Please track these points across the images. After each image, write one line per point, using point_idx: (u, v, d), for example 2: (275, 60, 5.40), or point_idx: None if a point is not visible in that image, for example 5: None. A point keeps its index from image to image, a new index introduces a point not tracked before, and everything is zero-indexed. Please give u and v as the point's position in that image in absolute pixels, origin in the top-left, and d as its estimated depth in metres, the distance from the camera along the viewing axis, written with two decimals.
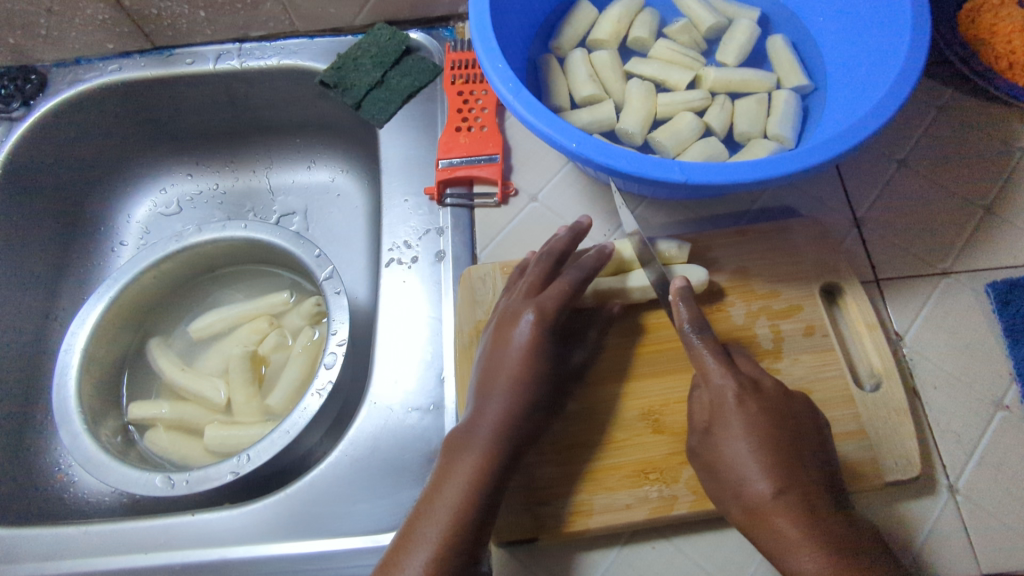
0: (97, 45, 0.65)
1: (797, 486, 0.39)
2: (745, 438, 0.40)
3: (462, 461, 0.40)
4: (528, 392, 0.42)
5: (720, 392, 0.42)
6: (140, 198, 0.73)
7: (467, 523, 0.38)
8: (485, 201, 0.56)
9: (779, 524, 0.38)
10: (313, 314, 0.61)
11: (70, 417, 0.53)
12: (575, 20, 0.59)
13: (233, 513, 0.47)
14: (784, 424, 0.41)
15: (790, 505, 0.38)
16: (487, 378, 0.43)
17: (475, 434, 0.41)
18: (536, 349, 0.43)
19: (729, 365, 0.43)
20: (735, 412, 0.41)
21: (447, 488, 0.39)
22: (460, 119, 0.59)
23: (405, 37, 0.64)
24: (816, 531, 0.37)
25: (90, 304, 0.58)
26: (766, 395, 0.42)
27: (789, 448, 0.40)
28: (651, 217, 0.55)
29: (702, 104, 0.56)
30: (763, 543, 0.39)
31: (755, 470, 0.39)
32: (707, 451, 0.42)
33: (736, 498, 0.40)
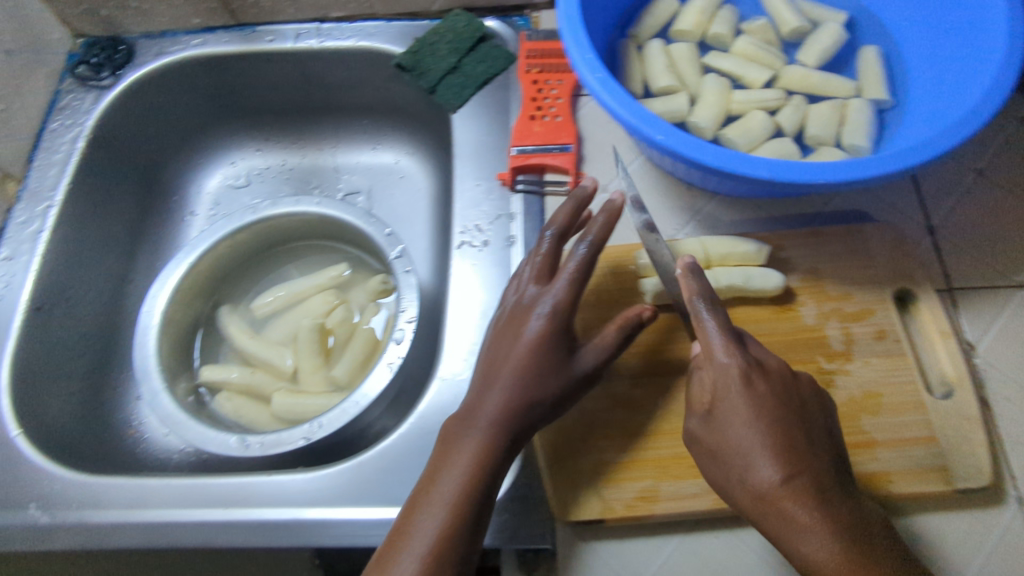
0: (183, 19, 0.67)
1: (805, 471, 0.39)
2: (750, 423, 0.40)
3: (465, 441, 0.41)
4: (540, 386, 0.42)
5: (723, 370, 0.41)
6: (212, 171, 0.76)
7: (474, 497, 0.39)
8: (556, 189, 0.57)
9: (789, 510, 0.38)
10: (378, 290, 0.63)
11: (150, 373, 0.56)
12: (656, 11, 0.59)
13: (308, 476, 0.48)
14: (787, 407, 0.40)
15: (800, 489, 0.38)
16: (489, 364, 0.44)
17: (475, 422, 0.42)
18: (543, 340, 0.43)
19: (736, 344, 0.41)
20: (742, 394, 0.40)
21: (452, 466, 0.40)
22: (534, 108, 0.60)
23: (481, 25, 0.65)
24: (826, 515, 0.37)
25: (171, 267, 0.60)
26: (771, 376, 0.41)
27: (795, 434, 0.40)
28: (721, 215, 0.56)
29: (776, 104, 0.56)
30: (770, 530, 0.38)
31: (762, 456, 0.39)
32: (710, 434, 0.41)
33: (741, 483, 0.39)
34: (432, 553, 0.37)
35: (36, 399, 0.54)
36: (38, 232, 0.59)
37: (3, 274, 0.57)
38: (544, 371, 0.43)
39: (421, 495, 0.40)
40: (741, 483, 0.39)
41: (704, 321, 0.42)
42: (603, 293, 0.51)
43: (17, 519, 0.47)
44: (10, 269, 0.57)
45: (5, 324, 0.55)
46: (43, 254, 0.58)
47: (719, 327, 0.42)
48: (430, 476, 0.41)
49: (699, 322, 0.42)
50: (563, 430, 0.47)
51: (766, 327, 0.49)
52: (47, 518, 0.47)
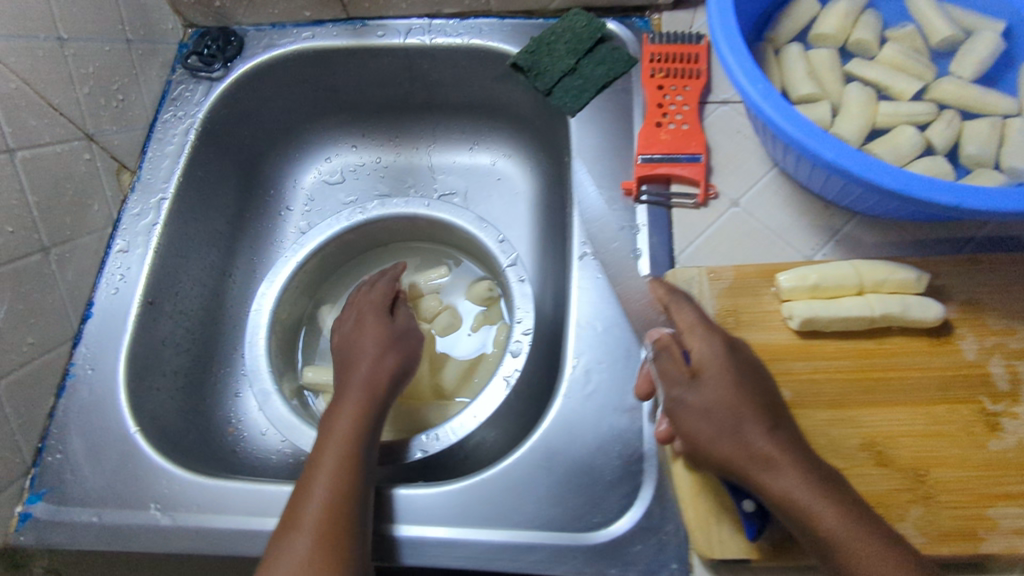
0: (294, 11, 0.65)
1: (786, 427, 0.40)
2: (732, 382, 0.41)
3: (338, 417, 0.46)
4: (379, 363, 0.50)
5: (710, 338, 0.42)
6: (308, 166, 0.74)
7: (356, 449, 0.44)
8: (683, 201, 0.54)
9: (777, 458, 0.38)
10: (485, 296, 0.61)
11: (260, 373, 0.55)
12: (795, 13, 0.56)
13: (428, 491, 0.47)
14: (760, 378, 0.42)
15: (785, 439, 0.39)
16: (345, 362, 0.51)
17: (340, 407, 0.47)
18: (377, 329, 0.52)
19: (707, 323, 0.44)
20: (729, 359, 0.42)
21: (332, 431, 0.45)
22: (659, 114, 0.57)
23: (601, 25, 0.62)
24: (807, 464, 0.38)
25: (281, 264, 0.59)
26: (742, 349, 0.43)
27: (771, 397, 0.41)
28: (863, 236, 0.52)
29: (926, 119, 0.52)
30: (761, 480, 0.38)
31: (750, 412, 0.40)
32: (698, 394, 0.41)
33: (731, 436, 0.39)
34: (332, 495, 0.41)
35: (148, 395, 0.54)
36: (151, 225, 0.58)
37: (119, 267, 0.57)
38: (383, 349, 0.51)
39: (323, 450, 0.44)
40: (731, 437, 0.39)
41: (681, 303, 0.45)
42: (744, 315, 0.48)
43: (140, 519, 0.47)
44: (125, 261, 0.57)
45: (121, 319, 0.54)
46: (157, 248, 0.58)
47: (696, 311, 0.44)
48: (322, 437, 0.45)
49: (677, 306, 0.45)
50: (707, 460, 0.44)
51: (921, 360, 0.46)
52: (168, 520, 0.46)
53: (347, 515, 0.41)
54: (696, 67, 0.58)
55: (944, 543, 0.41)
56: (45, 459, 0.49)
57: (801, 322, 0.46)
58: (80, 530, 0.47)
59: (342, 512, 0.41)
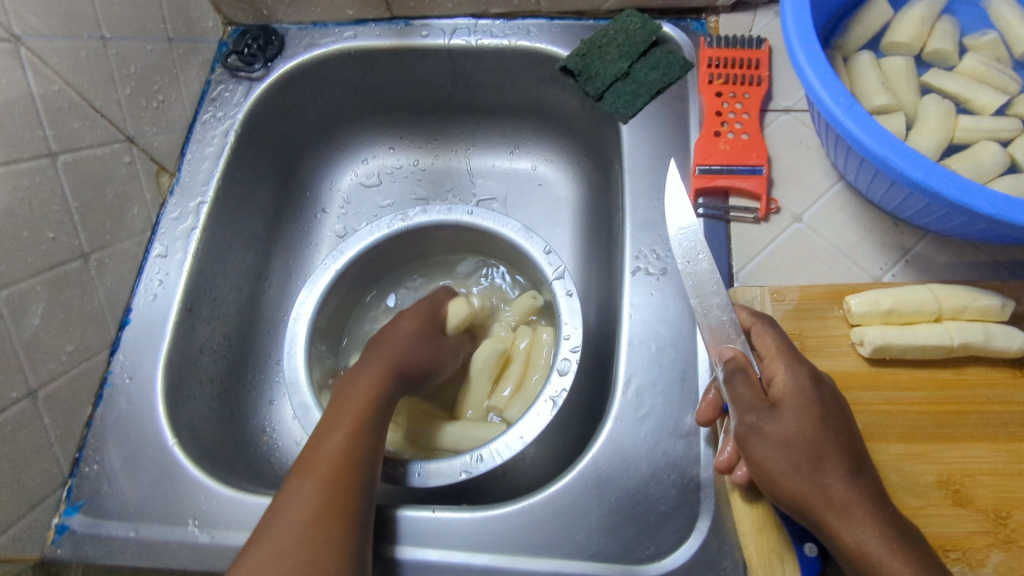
0: (337, 10, 0.64)
1: (866, 473, 0.38)
2: (815, 417, 0.38)
3: (353, 391, 0.46)
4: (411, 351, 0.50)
5: (796, 370, 0.39)
6: (346, 168, 0.73)
7: (369, 418, 0.45)
8: (742, 215, 0.52)
9: (852, 506, 0.36)
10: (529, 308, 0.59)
11: (299, 385, 0.53)
12: (867, 18, 0.53)
13: (473, 516, 0.44)
14: (845, 415, 0.39)
15: (866, 488, 0.37)
16: (379, 338, 0.52)
17: (356, 384, 0.47)
18: (417, 322, 0.52)
19: (792, 349, 0.41)
20: (815, 394, 0.39)
21: (351, 394, 0.46)
22: (718, 123, 0.55)
23: (656, 27, 0.59)
24: (881, 515, 0.36)
25: (319, 273, 0.57)
26: (827, 382, 0.40)
27: (854, 436, 0.39)
28: (934, 255, 0.49)
29: (1010, 135, 0.48)
30: (831, 523, 0.36)
31: (831, 454, 0.37)
32: (775, 424, 0.38)
33: (808, 476, 0.37)
34: (337, 461, 0.41)
35: (185, 405, 0.52)
36: (190, 230, 0.57)
37: (157, 272, 0.55)
38: (419, 339, 0.51)
39: (339, 408, 0.45)
40: (807, 478, 0.37)
41: (766, 329, 0.42)
42: (810, 340, 0.46)
43: (178, 535, 0.45)
44: (164, 267, 0.56)
45: (159, 325, 0.53)
46: (196, 253, 0.56)
47: (780, 338, 0.41)
48: (341, 396, 0.46)
49: (761, 331, 0.42)
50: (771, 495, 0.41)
51: (1004, 393, 0.43)
52: (206, 537, 0.45)
53: (350, 491, 0.41)
54: (757, 74, 0.56)
55: None
56: (82, 469, 0.48)
57: (873, 350, 0.43)
58: (117, 545, 0.46)
59: (350, 469, 0.41)
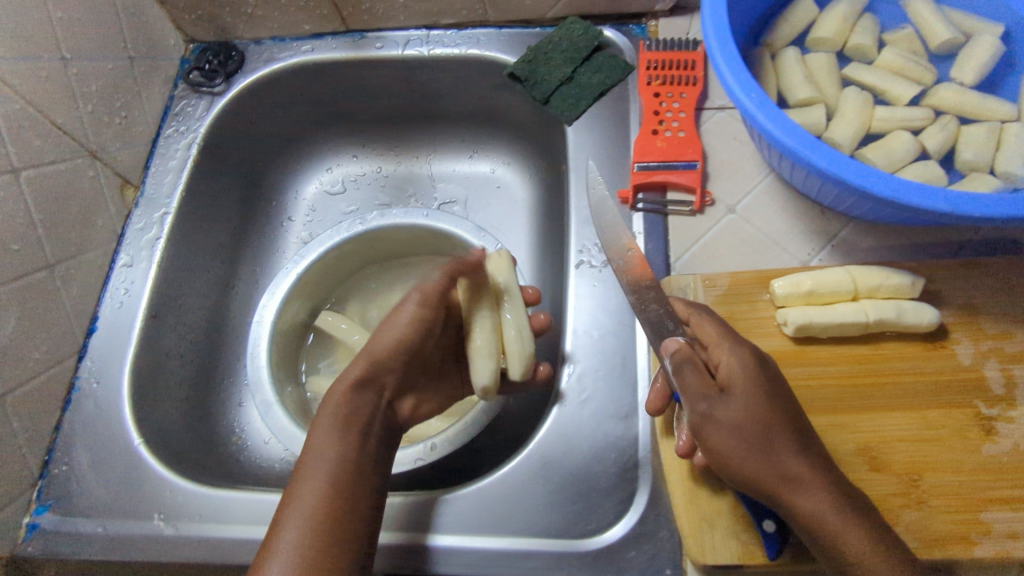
0: (294, 25, 0.66)
1: (813, 445, 0.40)
2: (762, 400, 0.40)
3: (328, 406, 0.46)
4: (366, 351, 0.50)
5: (740, 353, 0.41)
6: (311, 177, 0.75)
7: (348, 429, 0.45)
8: (680, 209, 0.55)
9: (804, 481, 0.39)
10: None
11: (263, 385, 0.55)
12: (793, 17, 0.56)
13: (425, 500, 0.47)
14: (789, 393, 0.42)
15: (817, 460, 0.40)
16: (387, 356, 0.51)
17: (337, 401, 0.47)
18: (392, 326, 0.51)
19: (732, 335, 0.43)
20: (759, 374, 0.41)
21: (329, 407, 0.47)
22: (656, 122, 0.57)
23: (598, 33, 0.62)
24: (830, 486, 0.39)
25: (281, 277, 0.59)
26: (767, 360, 0.42)
27: (797, 411, 0.41)
28: (857, 240, 0.52)
29: (922, 123, 0.52)
30: (791, 498, 0.38)
31: (780, 434, 0.39)
32: (728, 410, 0.40)
33: (763, 457, 0.39)
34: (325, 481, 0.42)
35: (152, 408, 0.54)
36: (155, 240, 0.60)
37: (123, 280, 0.58)
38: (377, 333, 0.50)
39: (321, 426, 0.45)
40: (761, 459, 0.39)
41: (703, 317, 0.44)
42: (739, 322, 0.48)
43: (144, 529, 0.47)
44: (129, 276, 0.58)
45: (125, 332, 0.56)
46: (160, 262, 0.59)
47: (717, 324, 0.44)
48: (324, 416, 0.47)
49: (699, 319, 0.44)
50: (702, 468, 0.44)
51: (918, 365, 0.46)
52: (171, 530, 0.47)
53: (338, 509, 0.41)
54: (693, 74, 0.59)
55: (937, 546, 0.41)
56: (51, 470, 0.50)
57: (796, 328, 0.46)
58: (86, 541, 0.48)
59: (338, 488, 0.42)
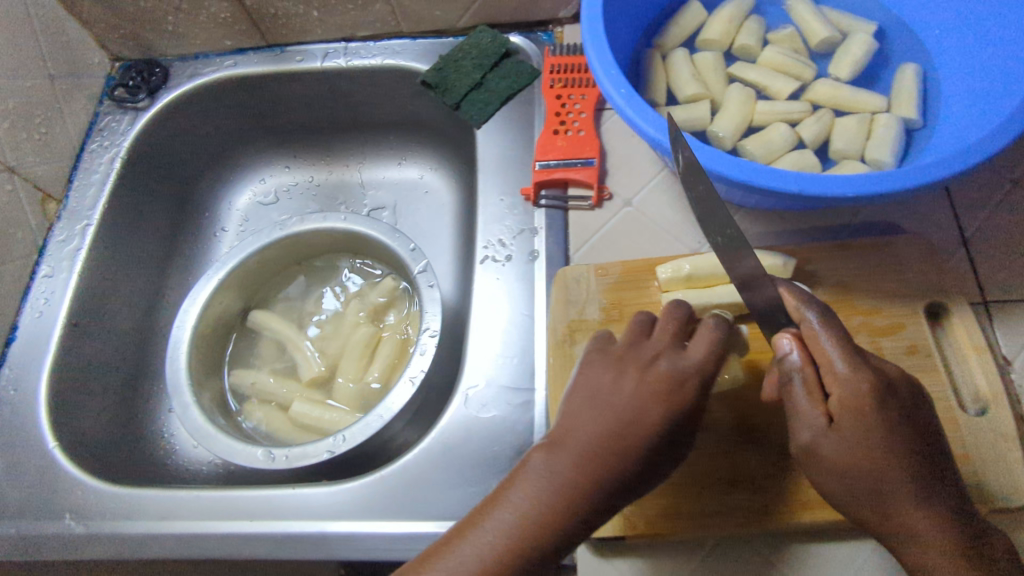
0: (215, 41, 0.69)
1: (938, 489, 0.38)
2: (881, 444, 0.38)
3: (517, 481, 0.35)
4: (593, 435, 0.36)
5: (853, 383, 0.38)
6: (241, 189, 0.77)
7: (535, 532, 0.34)
8: (580, 204, 0.57)
9: (921, 533, 0.37)
10: (392, 291, 0.65)
11: (181, 387, 0.57)
12: (682, 21, 0.59)
13: (330, 490, 0.49)
14: (913, 429, 0.39)
15: (940, 511, 0.38)
16: (588, 402, 0.38)
17: (525, 475, 0.36)
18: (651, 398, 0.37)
19: (859, 363, 0.39)
20: (877, 414, 0.38)
21: (520, 482, 0.35)
22: (558, 122, 0.60)
23: (505, 40, 0.65)
24: (953, 539, 0.37)
25: (201, 284, 0.61)
26: (898, 388, 0.39)
27: (927, 449, 0.38)
28: (746, 228, 0.55)
29: (800, 116, 0.55)
30: (898, 546, 0.38)
31: (898, 480, 0.38)
32: (835, 453, 0.38)
33: (869, 502, 0.38)
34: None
35: (72, 414, 0.56)
36: (75, 251, 0.61)
37: (43, 291, 0.60)
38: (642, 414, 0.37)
39: (493, 499, 0.35)
40: (869, 505, 0.38)
41: (819, 333, 0.40)
42: (627, 307, 0.51)
43: (55, 528, 0.49)
44: (50, 286, 0.60)
45: (44, 340, 0.57)
46: (81, 271, 0.61)
47: (836, 341, 0.39)
48: (502, 485, 0.36)
49: (813, 332, 0.40)
50: None
51: None
52: (81, 528, 0.49)
53: None
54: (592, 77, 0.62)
55: (803, 512, 0.44)
56: None
57: None
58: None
59: None
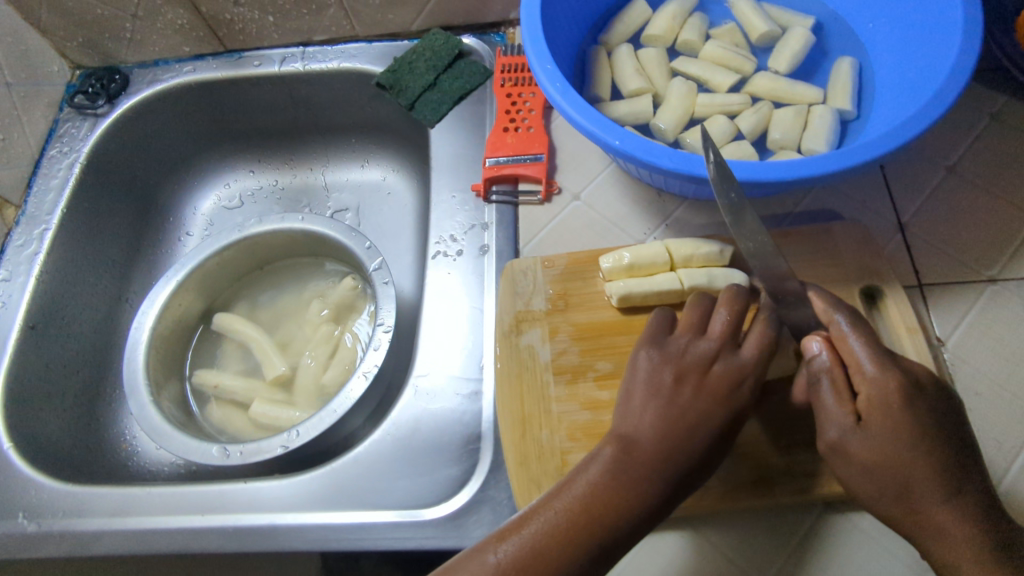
0: (174, 48, 0.70)
1: (965, 486, 0.38)
2: (909, 439, 0.38)
3: (585, 469, 0.38)
4: (660, 432, 0.38)
5: (881, 382, 0.39)
6: (206, 193, 0.78)
7: (602, 516, 0.36)
8: (529, 199, 0.58)
9: (950, 530, 0.37)
10: (351, 292, 0.65)
11: (138, 387, 0.57)
12: (627, 18, 0.60)
13: (281, 484, 0.50)
14: (943, 427, 0.39)
15: (968, 506, 0.37)
16: (652, 399, 0.40)
17: (592, 465, 0.38)
18: (713, 399, 0.39)
19: (886, 363, 0.40)
20: (905, 410, 0.39)
21: (586, 471, 0.38)
22: (508, 120, 0.61)
23: (458, 42, 0.67)
24: (984, 538, 0.36)
25: (159, 286, 0.62)
26: (927, 390, 0.40)
27: (955, 447, 0.39)
28: (690, 218, 0.56)
29: (739, 108, 0.56)
30: (924, 541, 0.38)
31: (926, 475, 0.38)
32: (861, 448, 0.39)
33: (897, 498, 0.38)
34: (540, 552, 0.35)
35: (30, 416, 0.57)
36: (34, 255, 0.62)
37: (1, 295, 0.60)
38: (700, 411, 0.39)
39: (562, 485, 0.38)
40: (897, 500, 0.38)
41: (848, 335, 0.41)
42: (573, 297, 0.51)
43: (7, 527, 0.50)
44: (7, 290, 0.60)
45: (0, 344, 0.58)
46: (39, 275, 0.62)
47: (865, 342, 0.41)
48: (570, 475, 0.38)
49: (842, 335, 0.41)
50: (530, 433, 0.47)
51: None
52: (35, 526, 0.50)
53: None
54: None
55: (740, 490, 0.43)
56: None
57: (618, 298, 0.49)
58: None
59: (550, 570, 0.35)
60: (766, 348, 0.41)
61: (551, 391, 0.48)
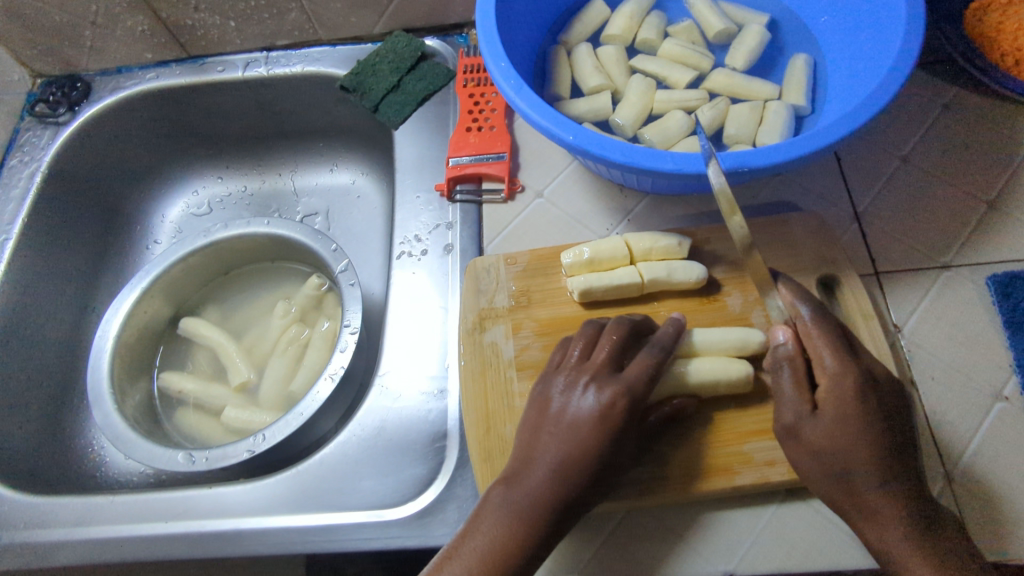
0: (136, 55, 0.70)
1: (900, 472, 0.39)
2: (854, 427, 0.39)
3: (486, 513, 0.40)
4: (542, 467, 0.40)
5: (839, 375, 0.40)
6: (175, 199, 0.77)
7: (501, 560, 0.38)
8: (493, 197, 0.59)
9: (883, 512, 0.38)
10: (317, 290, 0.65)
11: (102, 395, 0.56)
12: (587, 17, 0.61)
13: (246, 487, 0.49)
14: (887, 418, 0.40)
15: (901, 491, 0.38)
16: (537, 433, 0.41)
17: (493, 507, 0.40)
18: (586, 423, 0.40)
19: (844, 357, 0.41)
20: (857, 401, 0.40)
21: (488, 515, 0.40)
22: (470, 120, 0.61)
23: (421, 44, 0.67)
24: (913, 521, 0.38)
25: (123, 294, 0.61)
26: (880, 386, 0.41)
27: (894, 435, 0.40)
28: (651, 213, 0.57)
29: (697, 104, 0.57)
30: (859, 523, 0.39)
31: (865, 461, 0.39)
32: (810, 433, 0.40)
33: (838, 482, 0.39)
34: None
35: None
36: None
37: None
38: (574, 439, 0.40)
39: (471, 527, 0.40)
40: (837, 483, 0.39)
41: (814, 328, 0.42)
42: (535, 294, 0.52)
43: None
44: None
45: None
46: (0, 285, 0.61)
47: (830, 338, 0.41)
48: (479, 514, 0.41)
49: (809, 328, 0.42)
50: (495, 430, 0.47)
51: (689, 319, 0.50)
52: None
53: None
54: None
55: (704, 481, 0.43)
56: None
57: (580, 294, 0.49)
58: None
59: None
60: (647, 370, 0.41)
61: (515, 386, 0.48)
